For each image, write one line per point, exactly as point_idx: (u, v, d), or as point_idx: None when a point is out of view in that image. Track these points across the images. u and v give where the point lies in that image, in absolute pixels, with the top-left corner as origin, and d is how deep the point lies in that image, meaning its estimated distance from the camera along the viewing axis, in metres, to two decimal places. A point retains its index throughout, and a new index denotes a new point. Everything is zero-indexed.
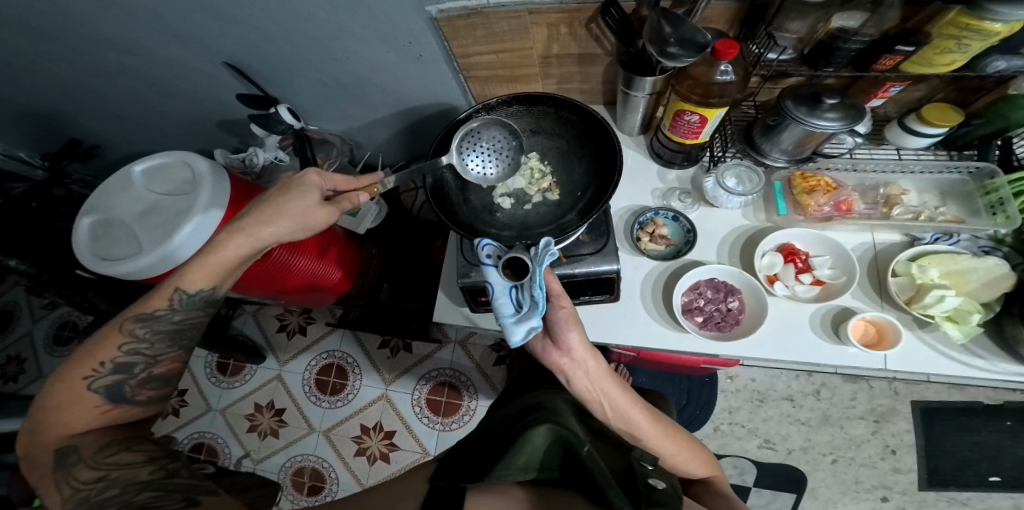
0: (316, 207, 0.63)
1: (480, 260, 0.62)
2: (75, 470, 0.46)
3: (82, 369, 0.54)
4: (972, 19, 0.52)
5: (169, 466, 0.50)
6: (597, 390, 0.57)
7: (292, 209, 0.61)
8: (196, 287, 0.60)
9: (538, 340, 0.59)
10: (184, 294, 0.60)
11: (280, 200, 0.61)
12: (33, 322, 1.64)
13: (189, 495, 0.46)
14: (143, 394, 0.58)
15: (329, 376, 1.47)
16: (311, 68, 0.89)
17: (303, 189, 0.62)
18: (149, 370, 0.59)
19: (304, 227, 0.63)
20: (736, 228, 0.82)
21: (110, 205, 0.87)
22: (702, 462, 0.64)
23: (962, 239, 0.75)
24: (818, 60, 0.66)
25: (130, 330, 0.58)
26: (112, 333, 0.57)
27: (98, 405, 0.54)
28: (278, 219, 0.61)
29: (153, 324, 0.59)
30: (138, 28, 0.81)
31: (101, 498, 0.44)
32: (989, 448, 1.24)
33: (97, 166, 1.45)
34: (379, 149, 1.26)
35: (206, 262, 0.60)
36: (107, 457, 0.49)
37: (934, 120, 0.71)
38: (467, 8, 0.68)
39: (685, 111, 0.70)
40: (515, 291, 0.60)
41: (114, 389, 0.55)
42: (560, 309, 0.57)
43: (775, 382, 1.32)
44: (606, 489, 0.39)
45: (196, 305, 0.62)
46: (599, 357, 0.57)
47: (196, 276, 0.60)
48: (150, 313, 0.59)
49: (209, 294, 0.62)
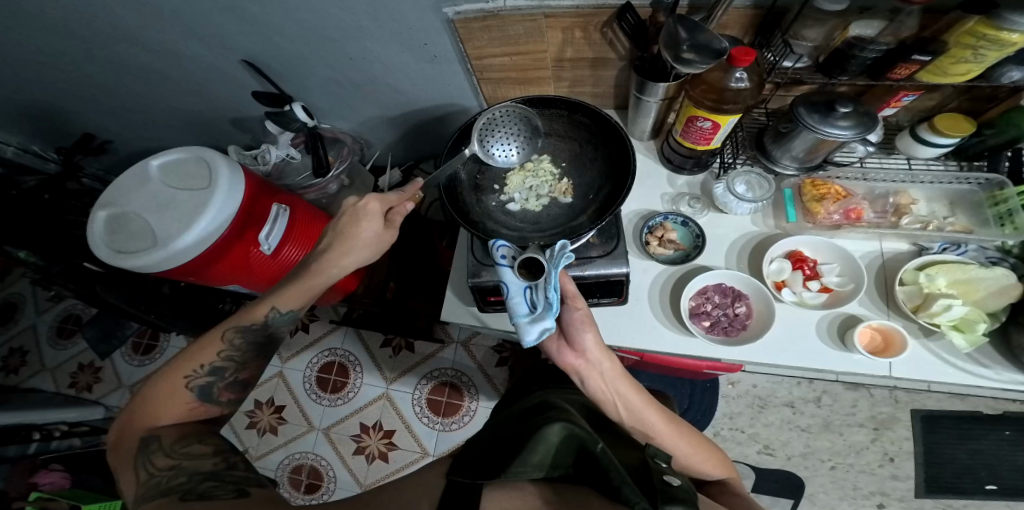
0: (382, 232, 0.66)
1: (495, 261, 0.63)
2: (153, 457, 0.49)
3: (184, 370, 0.57)
4: (990, 28, 0.53)
5: (229, 459, 0.50)
6: (611, 392, 0.58)
7: (364, 238, 0.64)
8: (288, 307, 0.66)
9: (552, 340, 0.60)
10: (279, 313, 0.65)
11: (352, 228, 0.64)
12: (38, 315, 1.64)
13: (240, 486, 0.46)
14: (226, 396, 0.60)
15: (330, 373, 1.47)
16: (323, 66, 0.90)
17: (369, 216, 0.64)
18: (236, 373, 0.62)
19: (377, 251, 0.67)
20: (745, 233, 0.83)
21: (128, 199, 0.88)
22: (717, 462, 0.65)
23: (971, 249, 0.76)
24: (834, 67, 0.66)
25: (229, 338, 0.62)
26: (213, 338, 0.61)
27: (190, 401, 0.57)
28: (353, 248, 0.64)
29: (248, 333, 0.63)
30: (155, 25, 0.82)
31: (169, 485, 0.45)
32: (989, 457, 1.24)
33: (108, 160, 1.46)
34: (387, 147, 1.26)
35: (298, 288, 0.66)
36: (182, 449, 0.51)
37: (946, 129, 0.72)
38: (484, 11, 0.69)
39: (698, 117, 0.71)
40: (530, 291, 0.61)
41: (205, 389, 0.58)
42: (575, 311, 0.58)
43: (777, 388, 1.33)
44: (622, 486, 0.40)
45: (288, 320, 0.67)
46: (614, 359, 0.58)
47: (289, 296, 0.66)
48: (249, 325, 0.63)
49: (297, 312, 0.67)
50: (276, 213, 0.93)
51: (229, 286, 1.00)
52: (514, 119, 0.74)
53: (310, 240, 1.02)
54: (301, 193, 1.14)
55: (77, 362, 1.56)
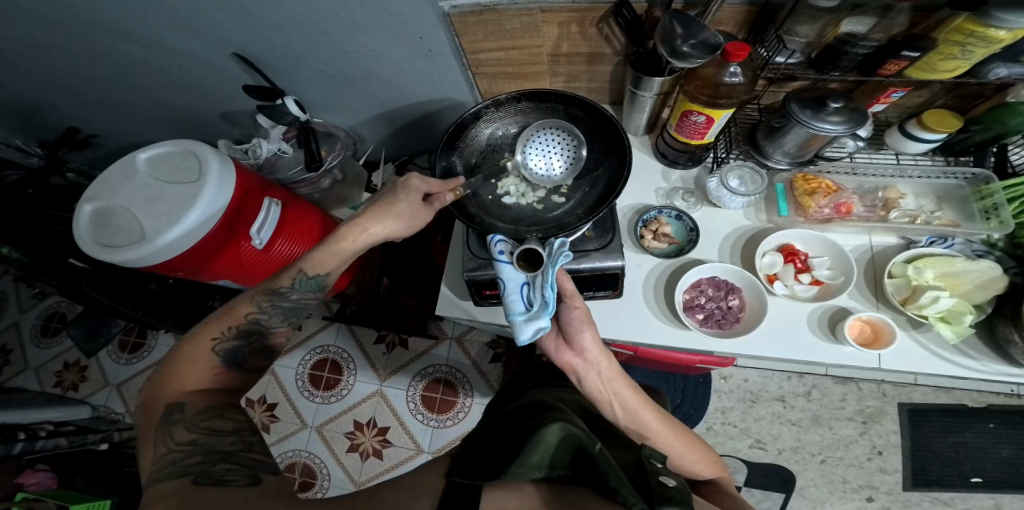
0: (416, 209, 0.67)
1: (494, 256, 0.63)
2: (176, 429, 0.48)
3: (211, 333, 0.58)
4: (977, 25, 0.54)
5: (247, 439, 0.49)
6: (607, 391, 0.59)
7: (400, 212, 0.66)
8: (316, 271, 0.65)
9: (550, 339, 0.61)
10: (306, 277, 0.65)
11: (393, 201, 0.66)
12: (21, 313, 1.61)
13: (256, 472, 0.46)
14: (252, 363, 0.61)
15: (323, 371, 1.46)
16: (317, 59, 0.89)
17: (407, 191, 0.66)
18: (261, 341, 0.62)
19: (409, 226, 0.68)
20: (738, 228, 0.84)
21: (115, 194, 0.86)
22: (710, 462, 0.65)
23: (957, 243, 0.77)
24: (827, 63, 0.68)
25: (258, 302, 0.62)
26: (241, 306, 0.61)
27: (215, 368, 0.57)
28: (388, 218, 0.66)
29: (277, 300, 0.63)
30: (145, 17, 0.80)
31: (186, 464, 0.45)
32: (973, 449, 1.27)
33: (94, 155, 1.43)
34: (381, 143, 1.26)
35: (324, 253, 0.65)
36: (206, 421, 0.50)
37: (935, 125, 0.73)
38: (480, 5, 0.69)
39: (693, 111, 0.71)
40: (527, 288, 0.61)
41: (231, 354, 0.59)
42: (574, 310, 0.58)
43: (767, 383, 1.35)
44: (619, 488, 0.41)
45: (312, 287, 0.66)
46: (612, 359, 0.59)
47: (318, 260, 0.65)
48: (276, 287, 0.63)
49: (323, 279, 0.67)
50: (268, 207, 0.92)
51: (220, 282, 0.99)
52: (555, 130, 0.76)
53: (302, 235, 1.01)
54: (293, 188, 1.12)
55: (62, 361, 1.53)
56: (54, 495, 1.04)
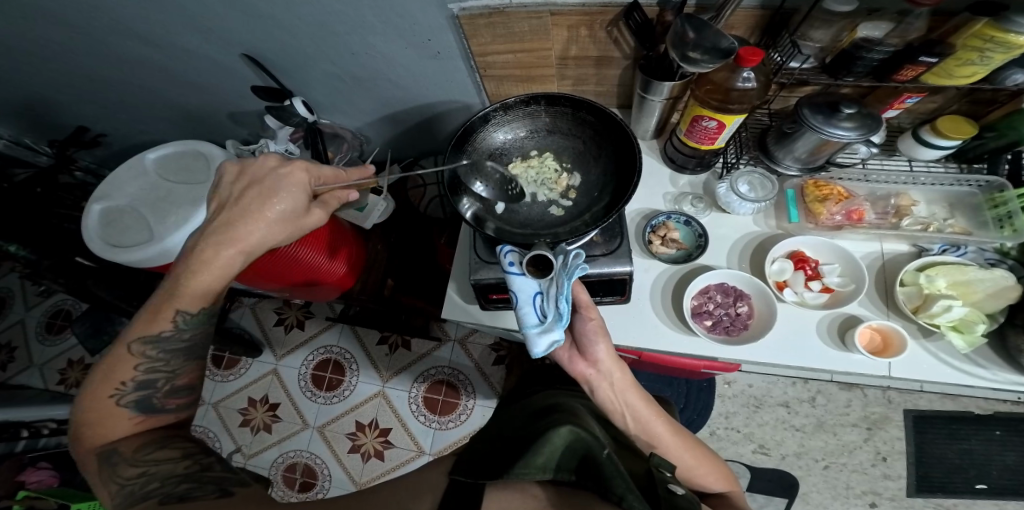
0: (304, 209, 0.60)
1: (505, 269, 0.61)
2: (120, 469, 0.48)
3: (107, 389, 0.53)
4: (997, 31, 0.53)
5: (202, 461, 0.50)
6: (619, 401, 0.59)
7: (272, 217, 0.57)
8: (195, 308, 0.57)
9: (564, 350, 0.61)
10: (187, 316, 0.57)
11: (258, 204, 0.57)
12: (26, 310, 1.61)
13: (223, 486, 0.46)
14: (174, 401, 0.58)
15: (325, 371, 1.46)
16: (325, 60, 0.89)
17: (285, 191, 0.58)
18: (172, 380, 0.58)
19: (295, 231, 0.60)
20: (747, 234, 0.84)
21: (123, 194, 0.86)
22: (720, 476, 0.64)
23: (970, 251, 0.77)
24: (840, 69, 0.66)
25: (139, 351, 0.55)
26: (120, 357, 0.54)
27: (132, 416, 0.54)
28: (267, 227, 0.57)
29: (164, 343, 0.57)
30: (155, 17, 0.80)
31: (145, 491, 0.45)
32: (979, 456, 1.26)
33: (100, 154, 1.43)
34: (387, 144, 1.25)
35: (193, 289, 0.56)
36: (149, 455, 0.50)
37: (949, 132, 0.72)
38: (489, 8, 0.68)
39: (703, 116, 0.71)
40: (540, 298, 0.59)
41: (142, 401, 0.55)
42: (590, 321, 0.58)
43: (772, 387, 1.34)
44: (624, 494, 0.39)
45: (201, 323, 0.58)
46: (624, 370, 0.60)
47: (190, 297, 0.56)
48: (155, 335, 0.56)
49: (208, 312, 0.58)
50: None
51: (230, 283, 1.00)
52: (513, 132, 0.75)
53: None
54: None
55: (66, 358, 1.54)
56: (55, 494, 1.03)
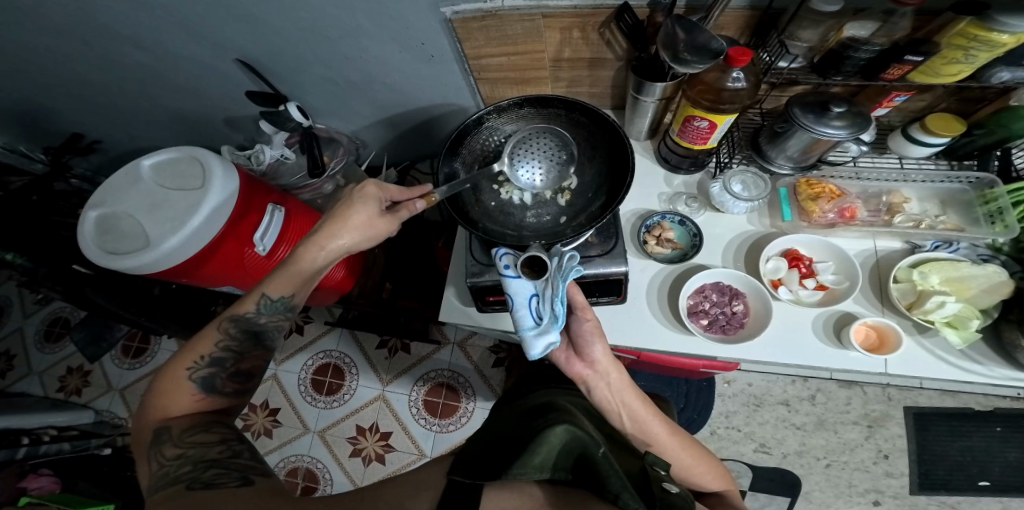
0: (377, 218, 0.64)
1: (500, 272, 0.62)
2: (164, 447, 0.48)
3: (185, 362, 0.57)
4: (981, 30, 0.54)
5: (234, 447, 0.49)
6: (616, 402, 0.58)
7: (357, 222, 0.62)
8: (279, 293, 0.61)
9: (561, 352, 0.59)
10: (268, 300, 0.61)
11: (347, 210, 0.62)
12: (25, 318, 1.61)
13: (245, 475, 0.45)
14: (230, 387, 0.59)
15: (325, 375, 1.46)
16: (320, 65, 0.90)
17: (365, 199, 0.63)
18: (237, 364, 0.60)
19: (371, 238, 0.65)
20: (742, 232, 0.84)
21: (119, 200, 0.86)
22: (717, 475, 0.64)
23: (963, 247, 0.77)
24: (829, 68, 0.67)
25: (224, 327, 0.60)
26: (209, 331, 0.59)
27: (195, 394, 0.56)
28: (347, 231, 0.62)
29: (242, 323, 0.60)
30: (151, 24, 0.81)
31: (177, 473, 0.45)
32: (980, 453, 1.26)
33: (97, 161, 1.44)
34: (384, 148, 1.26)
35: (286, 272, 0.61)
36: (190, 436, 0.50)
37: (939, 129, 0.73)
38: (481, 10, 0.69)
39: (695, 117, 0.71)
40: (536, 300, 0.60)
41: (207, 380, 0.57)
42: (586, 322, 0.57)
43: (772, 386, 1.34)
44: (620, 492, 0.39)
45: (279, 310, 0.62)
46: (621, 370, 0.58)
47: (280, 283, 0.61)
48: (241, 314, 0.60)
49: (290, 300, 0.63)
50: (271, 214, 0.93)
51: (225, 288, 1.00)
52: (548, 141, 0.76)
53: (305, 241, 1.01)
54: (296, 194, 1.13)
55: (65, 365, 1.54)
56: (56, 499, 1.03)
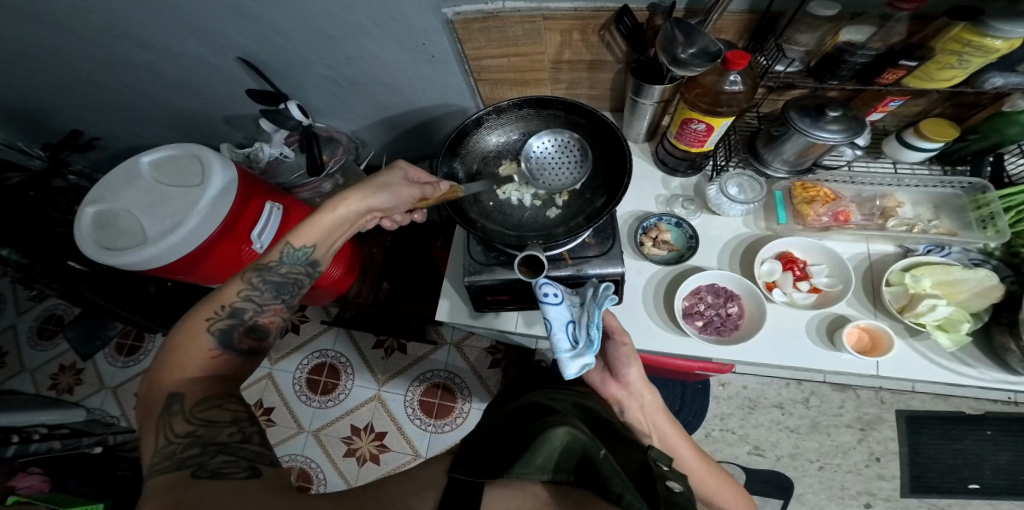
0: (403, 183, 0.68)
1: (539, 296, 0.62)
2: (175, 420, 0.47)
3: (204, 314, 0.56)
4: (975, 35, 0.55)
5: (245, 430, 0.48)
6: (647, 423, 0.65)
7: (380, 183, 0.67)
8: (301, 243, 0.63)
9: (598, 373, 0.67)
10: (292, 249, 0.63)
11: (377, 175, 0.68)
12: (18, 315, 1.60)
13: (254, 464, 0.45)
14: (246, 344, 0.58)
15: (321, 375, 1.45)
16: (320, 64, 0.90)
17: (394, 169, 0.69)
18: (254, 319, 0.60)
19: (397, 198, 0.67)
20: (738, 235, 0.85)
21: (118, 197, 0.86)
22: (739, 498, 0.67)
23: (954, 251, 0.78)
24: (825, 72, 0.68)
25: (248, 280, 0.61)
26: (231, 286, 0.60)
27: (211, 350, 0.55)
28: (371, 188, 0.66)
29: (267, 274, 0.61)
30: (152, 21, 0.81)
31: (184, 457, 0.44)
32: (971, 456, 1.27)
33: (94, 158, 1.43)
34: (382, 148, 1.26)
35: (310, 221, 0.63)
36: (202, 412, 0.48)
37: (933, 135, 0.74)
38: (483, 11, 0.70)
39: (693, 119, 0.72)
40: (573, 326, 0.60)
41: (224, 335, 0.57)
42: (622, 348, 0.64)
43: (766, 389, 1.35)
44: (624, 493, 0.39)
45: (300, 261, 0.64)
46: (654, 394, 0.66)
47: (305, 232, 0.63)
48: (264, 263, 0.62)
49: (310, 252, 0.64)
50: (268, 211, 0.93)
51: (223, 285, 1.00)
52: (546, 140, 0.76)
53: None
54: (294, 192, 1.13)
55: (58, 363, 1.52)
56: (47, 498, 1.02)
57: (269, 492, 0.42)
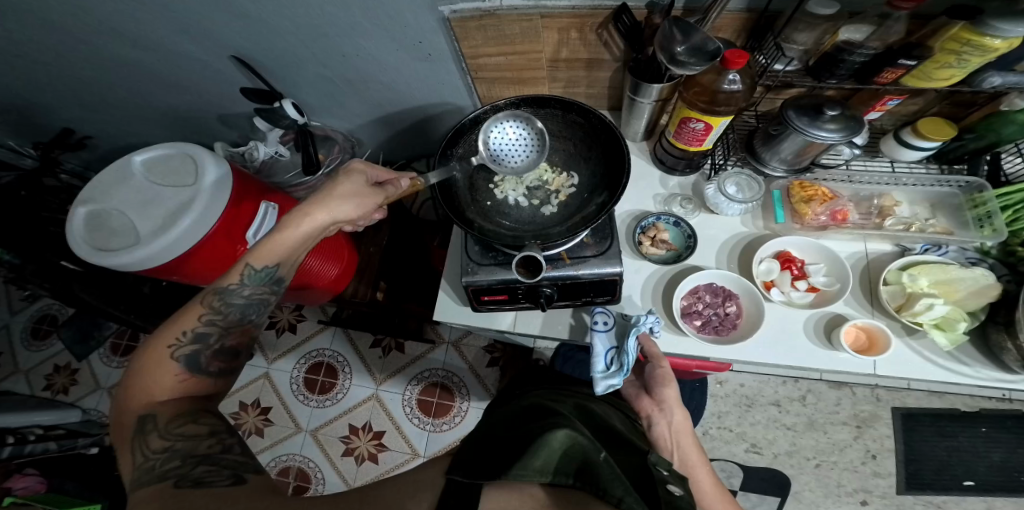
0: (364, 189, 0.67)
1: (592, 325, 0.76)
2: (149, 438, 0.46)
3: (167, 339, 0.55)
4: (974, 34, 0.55)
5: (225, 441, 0.48)
6: (673, 441, 0.66)
7: (344, 191, 0.65)
8: (263, 263, 0.61)
9: (635, 388, 0.73)
10: (252, 271, 0.61)
11: (338, 180, 0.66)
12: (11, 315, 1.59)
13: (237, 472, 0.45)
14: (215, 366, 0.58)
15: (318, 375, 1.45)
16: (315, 62, 0.89)
17: (353, 175, 0.67)
18: (221, 341, 0.59)
19: (362, 206, 0.66)
20: (735, 234, 0.85)
21: (111, 196, 0.85)
22: None
23: (952, 250, 0.78)
24: (824, 71, 0.68)
25: (209, 303, 0.58)
26: (192, 308, 0.58)
27: (179, 373, 0.54)
28: (334, 200, 0.64)
29: (228, 298, 0.59)
30: (144, 19, 0.80)
31: (164, 469, 0.44)
32: (966, 453, 1.28)
33: (87, 156, 1.42)
34: (379, 146, 1.25)
35: (270, 242, 0.62)
36: (177, 428, 0.48)
37: (931, 134, 0.74)
38: (480, 10, 0.69)
39: (691, 118, 0.72)
40: (612, 353, 0.73)
41: (192, 358, 0.56)
42: (659, 368, 0.70)
43: (764, 387, 1.35)
44: (623, 496, 0.38)
45: (263, 281, 0.62)
46: (685, 416, 0.68)
47: (264, 251, 0.61)
48: (223, 287, 0.59)
49: (275, 271, 0.63)
50: (264, 212, 0.92)
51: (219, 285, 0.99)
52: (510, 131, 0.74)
53: None
54: (290, 191, 1.12)
55: (52, 364, 1.51)
56: (42, 500, 1.02)
57: (259, 498, 0.42)
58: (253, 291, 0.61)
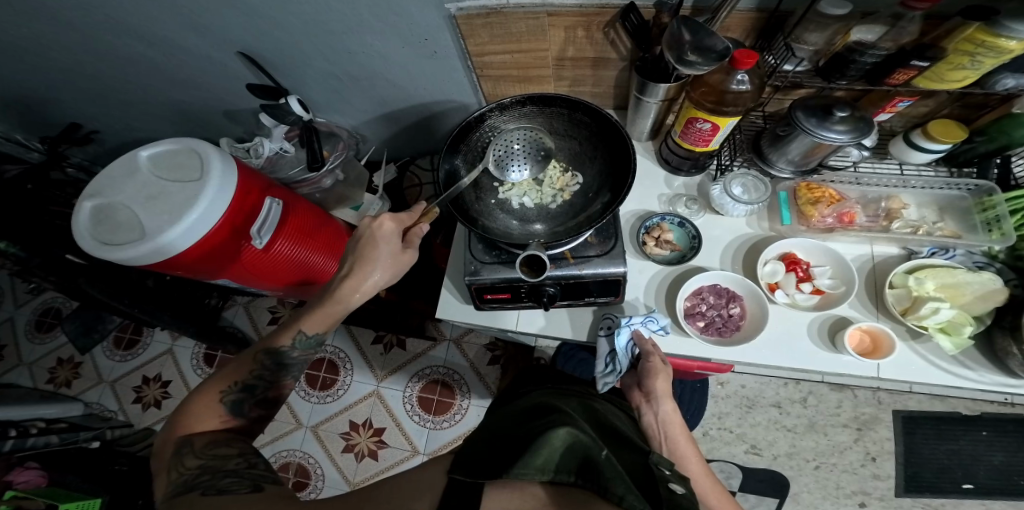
0: (400, 256, 0.65)
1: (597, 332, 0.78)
2: (185, 458, 0.49)
3: (217, 386, 0.58)
4: (988, 35, 0.54)
5: (251, 459, 0.50)
6: (660, 432, 0.68)
7: (385, 265, 0.64)
8: (314, 331, 0.63)
9: (631, 380, 0.74)
10: (304, 336, 0.63)
11: (370, 250, 0.63)
12: (16, 308, 1.59)
13: (257, 482, 0.45)
14: (255, 412, 0.59)
15: (319, 370, 1.45)
16: (321, 59, 0.89)
17: (386, 238, 0.64)
18: (265, 391, 0.61)
19: (396, 274, 0.66)
20: (739, 236, 0.84)
21: (116, 191, 0.85)
22: None
23: (959, 254, 0.78)
24: (834, 72, 0.68)
25: (259, 360, 0.61)
26: (243, 362, 0.61)
27: (221, 416, 0.56)
28: (374, 272, 0.63)
29: (276, 355, 0.62)
30: (152, 15, 0.80)
31: (194, 481, 0.45)
32: (967, 456, 1.27)
33: (94, 151, 1.43)
34: (383, 143, 1.25)
35: (322, 313, 0.63)
36: (213, 450, 0.51)
37: (940, 136, 0.73)
38: (487, 7, 0.69)
39: (698, 118, 0.71)
40: (611, 357, 0.74)
41: (237, 403, 0.58)
42: (649, 362, 0.70)
43: (764, 388, 1.35)
44: (626, 494, 0.38)
45: (311, 346, 0.64)
46: (674, 406, 0.69)
47: (315, 320, 0.63)
48: (276, 347, 0.62)
49: (322, 336, 0.65)
50: (270, 207, 0.92)
51: (221, 281, 0.98)
52: (517, 135, 0.75)
53: (301, 235, 1.00)
54: (294, 188, 1.12)
55: (55, 357, 1.52)
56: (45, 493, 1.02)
57: (269, 504, 0.42)
58: (297, 352, 0.64)
